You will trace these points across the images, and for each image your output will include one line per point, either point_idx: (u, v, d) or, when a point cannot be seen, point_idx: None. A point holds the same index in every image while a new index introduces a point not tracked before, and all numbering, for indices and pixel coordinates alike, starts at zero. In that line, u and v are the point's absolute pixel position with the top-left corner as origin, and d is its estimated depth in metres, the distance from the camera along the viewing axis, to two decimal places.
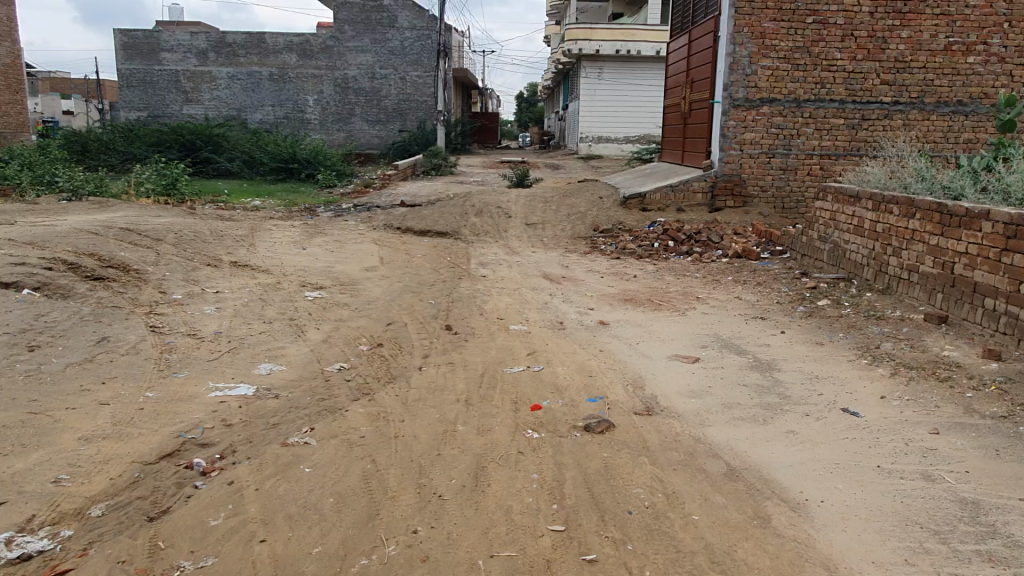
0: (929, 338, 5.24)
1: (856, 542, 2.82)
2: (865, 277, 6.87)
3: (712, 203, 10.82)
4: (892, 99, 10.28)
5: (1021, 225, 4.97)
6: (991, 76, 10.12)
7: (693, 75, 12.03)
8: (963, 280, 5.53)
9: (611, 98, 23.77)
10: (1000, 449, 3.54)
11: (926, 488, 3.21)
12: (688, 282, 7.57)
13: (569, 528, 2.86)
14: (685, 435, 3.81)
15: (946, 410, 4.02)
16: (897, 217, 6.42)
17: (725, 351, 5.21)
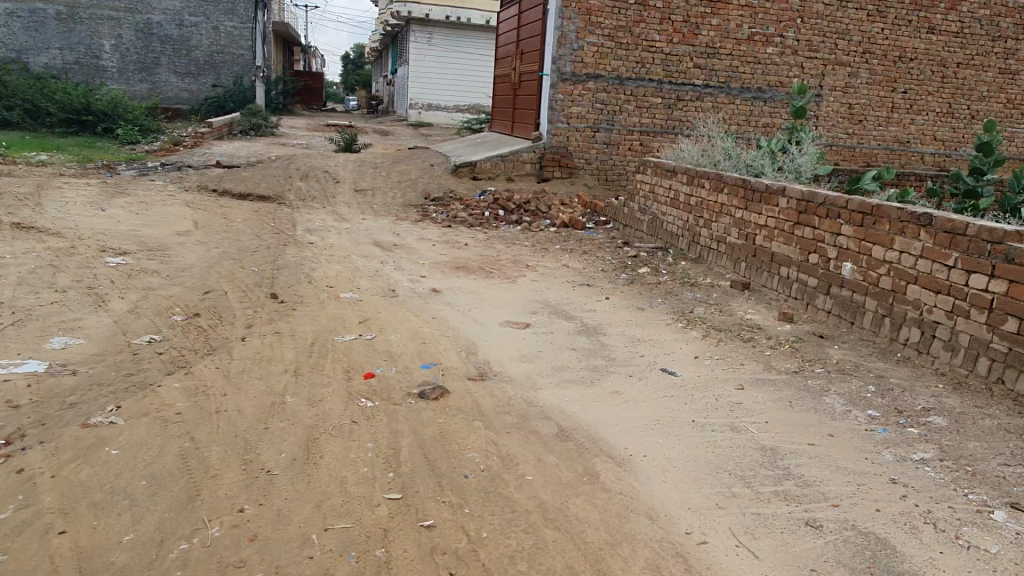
0: (735, 303, 5.74)
1: (674, 492, 3.04)
2: (680, 247, 7.39)
3: (540, 174, 11.10)
4: (703, 82, 11.05)
5: (811, 201, 5.54)
6: (786, 66, 11.20)
7: (523, 46, 12.19)
8: (763, 251, 6.10)
9: (442, 66, 23.51)
10: (793, 401, 3.96)
11: (734, 438, 3.52)
12: (518, 250, 7.73)
13: (406, 496, 2.83)
14: (518, 398, 3.90)
15: (749, 367, 4.43)
16: (708, 192, 6.91)
17: (554, 317, 5.38)
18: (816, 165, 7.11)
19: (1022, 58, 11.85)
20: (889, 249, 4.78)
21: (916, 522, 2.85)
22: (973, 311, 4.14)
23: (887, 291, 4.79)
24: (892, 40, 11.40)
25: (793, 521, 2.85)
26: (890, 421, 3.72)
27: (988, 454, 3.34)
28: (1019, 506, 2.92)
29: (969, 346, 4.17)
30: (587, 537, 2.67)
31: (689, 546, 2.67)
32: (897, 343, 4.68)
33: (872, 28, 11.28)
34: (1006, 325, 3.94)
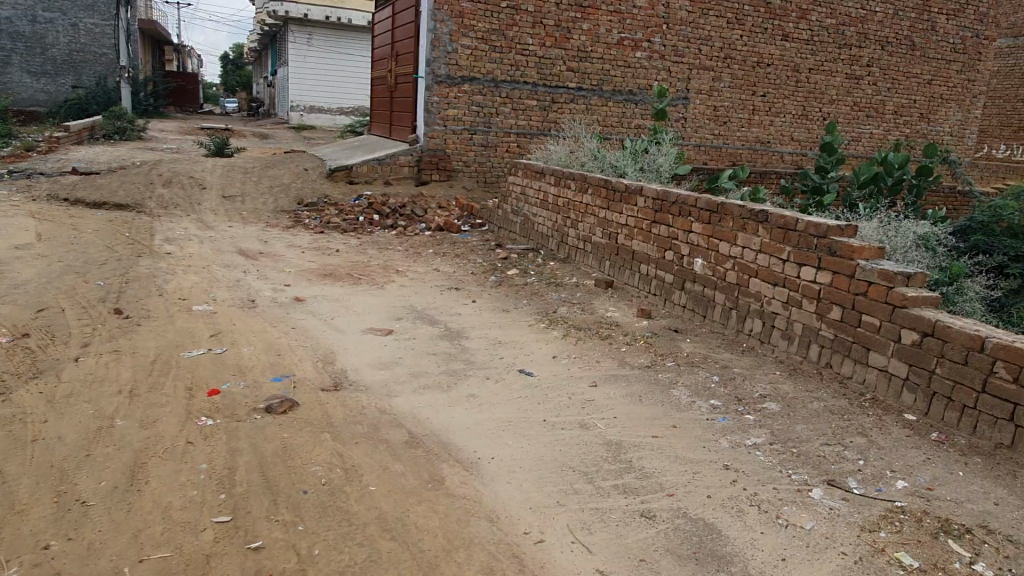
0: (597, 301, 5.89)
1: (517, 492, 3.07)
2: (549, 248, 7.52)
3: (419, 177, 11.00)
4: (576, 85, 11.28)
5: (664, 201, 5.76)
6: (654, 70, 11.61)
7: (397, 48, 12.06)
8: (624, 249, 6.29)
9: (321, 67, 22.91)
10: (642, 395, 4.09)
11: (581, 435, 3.60)
12: (390, 255, 7.62)
13: (235, 518, 2.71)
14: (371, 407, 3.83)
15: (604, 363, 4.55)
16: (573, 192, 7.06)
17: (419, 322, 5.34)
18: (676, 165, 7.40)
19: (865, 64, 12.81)
20: (733, 245, 5.04)
21: (742, 505, 2.99)
22: (805, 301, 4.43)
23: (733, 284, 5.04)
24: (750, 47, 12.05)
25: (629, 512, 2.93)
26: (729, 409, 3.91)
27: (812, 436, 3.56)
28: (835, 482, 3.14)
29: (802, 334, 4.46)
30: (423, 545, 2.65)
31: (526, 546, 2.70)
32: (743, 333, 4.94)
33: (732, 35, 11.89)
34: (833, 314, 4.23)
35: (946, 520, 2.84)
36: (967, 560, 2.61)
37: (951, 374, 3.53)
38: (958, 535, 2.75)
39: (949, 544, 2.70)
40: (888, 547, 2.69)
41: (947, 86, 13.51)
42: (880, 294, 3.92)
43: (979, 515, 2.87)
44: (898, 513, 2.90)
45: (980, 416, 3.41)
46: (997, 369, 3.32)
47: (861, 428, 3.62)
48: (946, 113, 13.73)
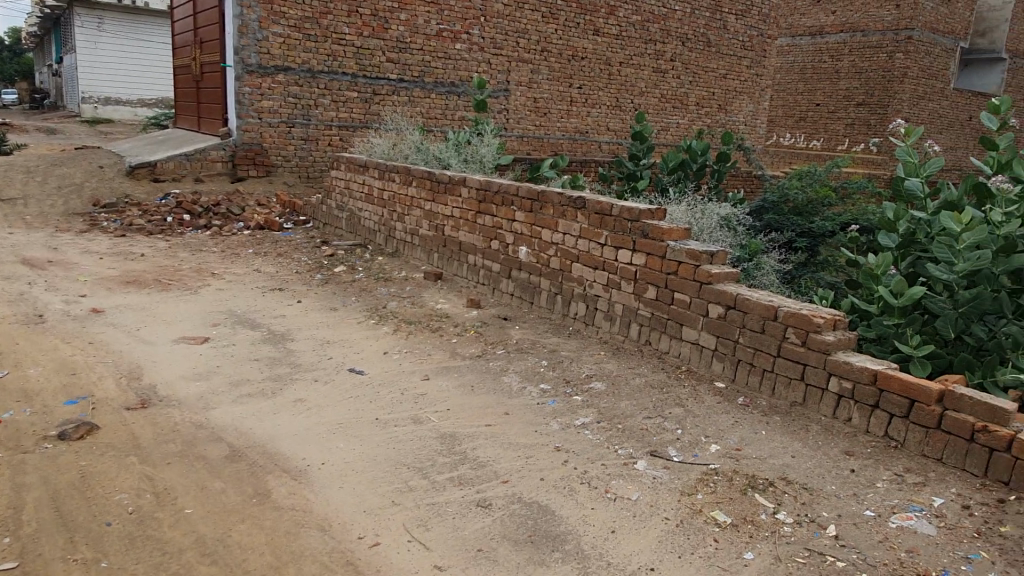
0: (427, 294, 5.84)
1: (350, 496, 2.96)
2: (377, 242, 7.37)
3: (233, 173, 10.26)
4: (398, 76, 11.09)
5: (487, 191, 5.80)
6: (474, 62, 11.71)
7: (201, 35, 11.25)
8: (451, 240, 6.29)
9: (116, 55, 20.83)
10: (475, 385, 4.10)
11: (415, 430, 3.54)
12: (204, 258, 7.08)
13: (22, 564, 2.38)
14: (185, 423, 3.54)
15: (436, 356, 4.52)
16: (398, 185, 6.95)
17: (238, 327, 5.00)
18: (499, 156, 7.51)
19: (669, 59, 13.72)
20: (555, 232, 5.18)
21: (573, 484, 3.08)
22: (624, 283, 4.65)
23: (557, 270, 5.19)
24: (564, 41, 12.49)
25: (465, 504, 2.92)
26: (558, 392, 4.01)
27: (635, 410, 3.74)
28: (656, 452, 3.32)
29: (622, 314, 4.69)
30: (248, 565, 2.47)
31: (360, 551, 2.61)
32: (569, 317, 5.11)
33: (547, 29, 12.26)
34: (648, 293, 4.48)
35: (753, 477, 3.09)
36: (771, 510, 2.86)
37: (751, 342, 3.86)
38: (763, 489, 3.00)
39: (756, 497, 2.94)
40: (705, 507, 2.89)
41: (740, 79, 14.82)
42: (689, 273, 4.20)
43: (780, 468, 3.16)
44: (712, 475, 3.12)
45: (777, 378, 3.76)
46: (789, 334, 3.67)
47: (677, 398, 3.86)
48: (741, 105, 15.08)
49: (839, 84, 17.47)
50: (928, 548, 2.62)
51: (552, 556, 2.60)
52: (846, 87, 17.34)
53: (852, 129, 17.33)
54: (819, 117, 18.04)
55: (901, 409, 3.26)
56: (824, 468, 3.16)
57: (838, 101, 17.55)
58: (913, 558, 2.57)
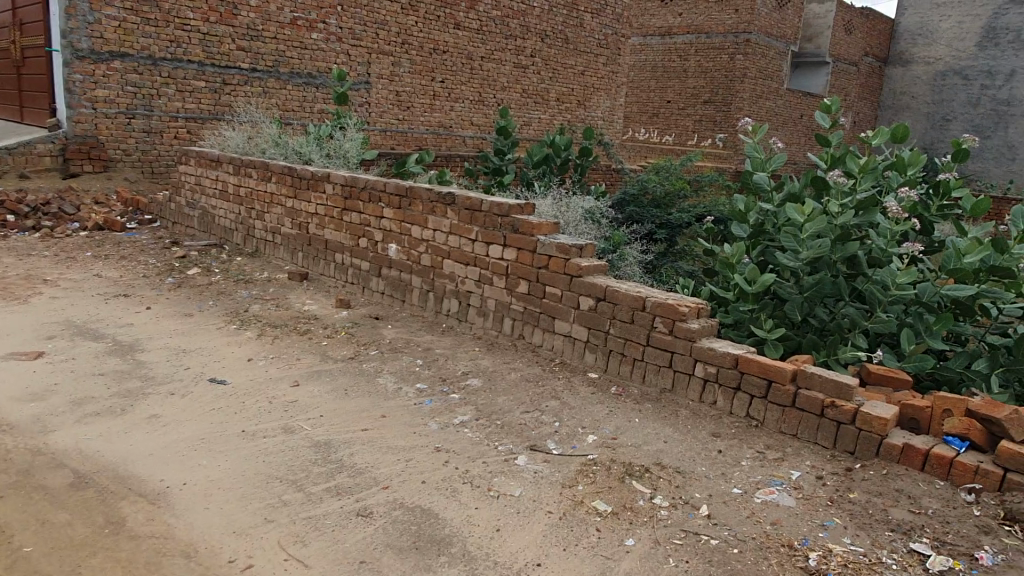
0: (292, 295, 5.58)
1: (217, 516, 2.76)
2: (235, 242, 6.97)
3: (65, 169, 9.29)
4: (250, 66, 10.50)
5: (353, 187, 5.62)
6: (332, 53, 11.31)
7: (21, 15, 10.14)
8: (316, 239, 6.04)
9: None
10: (348, 388, 3.96)
11: (285, 440, 3.36)
12: (34, 263, 6.38)
13: None
14: (20, 450, 3.16)
15: (305, 360, 4.32)
16: (256, 181, 6.58)
17: (78, 339, 4.54)
18: (362, 151, 7.30)
19: (529, 55, 13.93)
20: (425, 229, 5.10)
21: (455, 484, 3.04)
22: (495, 278, 4.65)
23: (428, 267, 5.12)
24: (425, 33, 12.35)
25: (344, 514, 2.80)
26: (435, 391, 3.95)
27: (513, 406, 3.75)
28: (536, 446, 3.34)
29: (496, 310, 4.69)
30: None
31: None
32: (442, 314, 5.06)
33: (407, 21, 12.06)
34: (521, 288, 4.50)
35: (629, 464, 3.18)
36: (648, 496, 2.96)
37: (621, 333, 3.98)
38: (639, 475, 3.10)
39: (633, 484, 3.03)
40: (586, 498, 2.94)
41: (596, 77, 15.30)
42: (560, 267, 4.26)
43: (654, 454, 3.27)
44: (591, 465, 3.18)
45: (647, 366, 3.89)
46: (656, 323, 3.81)
47: (553, 391, 3.91)
48: (599, 100, 15.57)
49: (687, 82, 16.71)
50: (789, 519, 2.81)
51: (438, 561, 2.55)
52: (692, 85, 16.59)
53: (700, 126, 16.62)
54: (670, 114, 17.24)
55: (760, 390, 3.47)
56: (694, 451, 3.31)
57: (687, 98, 16.80)
58: (777, 530, 2.74)
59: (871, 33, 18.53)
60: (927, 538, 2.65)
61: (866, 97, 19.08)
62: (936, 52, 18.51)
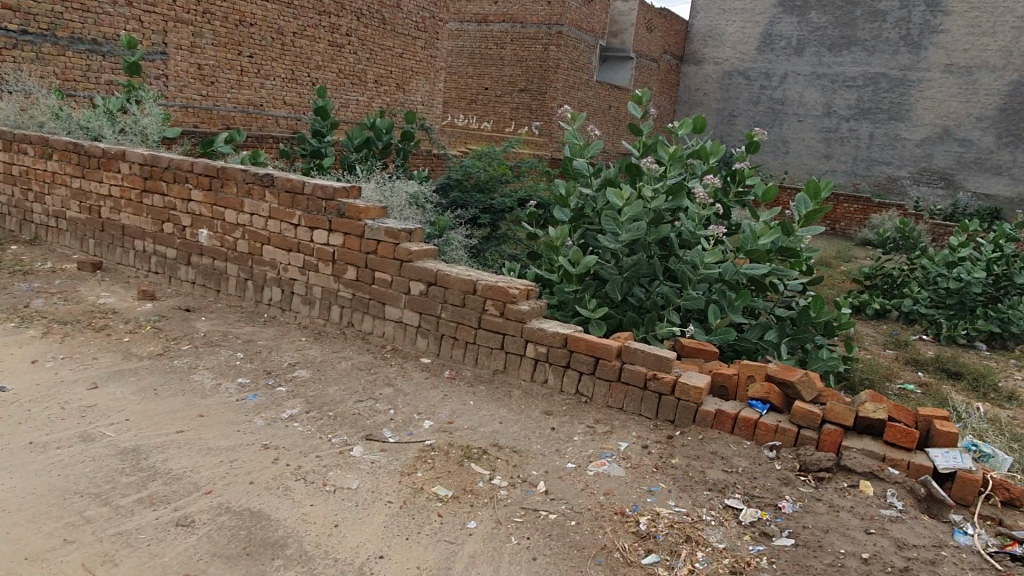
0: (84, 287, 4.97)
1: (4, 543, 2.39)
2: (8, 228, 6.10)
3: None
4: (17, 27, 8.19)
5: (154, 166, 5.10)
6: (121, 18, 9.23)
7: None
8: (111, 224, 5.43)
9: None
10: (157, 388, 3.60)
11: (85, 450, 2.98)
12: None
13: None
14: None
15: (104, 359, 3.87)
16: (33, 158, 5.80)
17: None
18: (163, 128, 6.65)
19: (344, 34, 12.69)
20: (240, 213, 4.75)
21: (287, 482, 2.87)
22: (321, 265, 4.45)
23: (245, 254, 4.78)
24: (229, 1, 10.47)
25: (161, 526, 2.54)
26: (259, 385, 3.70)
27: (345, 396, 3.60)
28: (371, 436, 3.24)
29: (322, 297, 4.49)
30: None
31: None
32: (262, 304, 4.76)
33: None
34: (348, 274, 4.34)
35: (467, 447, 3.18)
36: (488, 477, 2.97)
37: (454, 317, 3.96)
38: (478, 457, 3.11)
39: (472, 467, 3.03)
40: (426, 484, 2.90)
41: (415, 59, 14.35)
42: (388, 252, 4.15)
43: (491, 436, 3.30)
44: (429, 451, 3.14)
45: (480, 349, 3.92)
46: (488, 306, 3.84)
47: (386, 378, 3.82)
48: (417, 85, 14.69)
49: (504, 70, 16.91)
50: (620, 488, 2.96)
51: (273, 565, 2.39)
52: (509, 73, 16.84)
53: (517, 113, 16.93)
54: (488, 100, 17.35)
55: (588, 367, 3.61)
56: (529, 430, 3.37)
57: (504, 86, 17.00)
58: (610, 500, 2.88)
59: (669, 31, 19.90)
60: (739, 493, 2.90)
61: (666, 91, 20.43)
62: (723, 53, 20.28)
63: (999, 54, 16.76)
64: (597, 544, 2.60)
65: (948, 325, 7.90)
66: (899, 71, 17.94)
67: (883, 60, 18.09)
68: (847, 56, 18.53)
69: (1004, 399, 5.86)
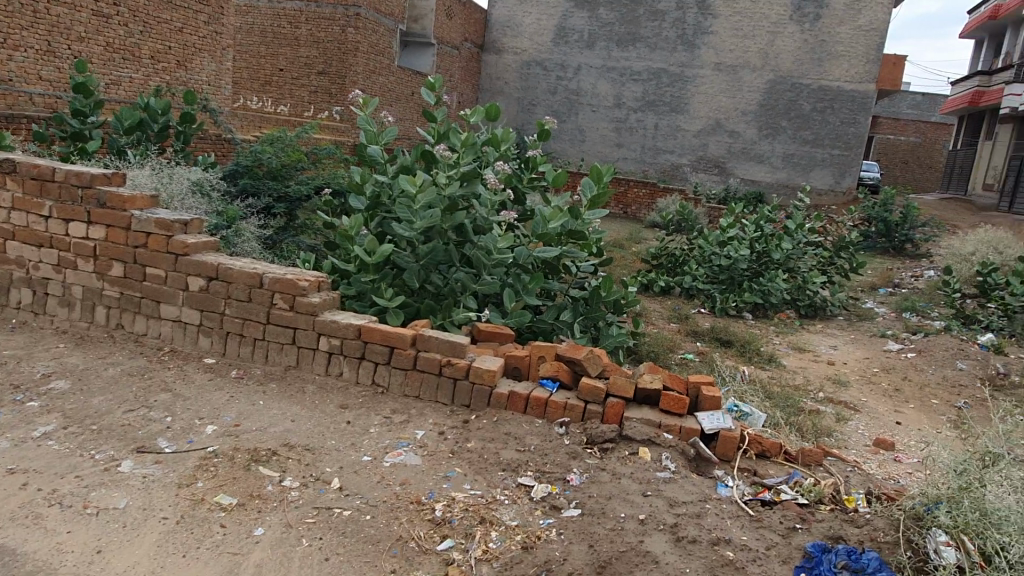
0: None
1: None
2: None
3: None
4: None
5: None
6: None
7: None
8: None
9: None
10: None
11: None
12: None
13: None
14: None
15: None
16: None
17: None
18: None
19: (112, 2, 9.91)
20: None
21: (39, 510, 2.53)
22: (79, 262, 3.98)
23: None
24: None
25: None
26: (3, 401, 3.22)
27: (112, 406, 3.25)
28: (144, 448, 2.95)
29: (83, 298, 4.02)
30: None
31: None
32: (9, 308, 4.18)
33: None
34: (113, 271, 3.92)
35: (255, 450, 2.99)
36: (277, 479, 2.82)
37: (239, 313, 3.72)
38: (267, 459, 2.94)
39: (260, 470, 2.86)
40: (207, 494, 2.69)
41: (197, 35, 11.56)
42: (161, 245, 3.80)
43: (282, 436, 3.14)
44: (211, 458, 2.92)
45: (269, 345, 3.71)
46: (276, 300, 3.64)
47: (162, 383, 3.50)
48: (200, 63, 11.73)
49: (299, 51, 16.10)
50: (416, 477, 2.94)
51: None
52: (305, 55, 16.04)
53: (315, 97, 16.14)
54: (284, 82, 16.40)
55: (383, 357, 3.56)
56: (323, 426, 3.26)
57: (299, 68, 16.17)
58: (406, 490, 2.85)
59: (469, 20, 20.05)
60: (531, 471, 3.00)
61: (468, 79, 20.59)
62: (521, 44, 20.83)
63: (758, 55, 18.85)
64: (392, 537, 2.56)
65: (720, 298, 8.77)
66: (678, 67, 19.54)
67: (663, 57, 19.59)
68: (633, 52, 19.85)
69: (765, 361, 6.65)
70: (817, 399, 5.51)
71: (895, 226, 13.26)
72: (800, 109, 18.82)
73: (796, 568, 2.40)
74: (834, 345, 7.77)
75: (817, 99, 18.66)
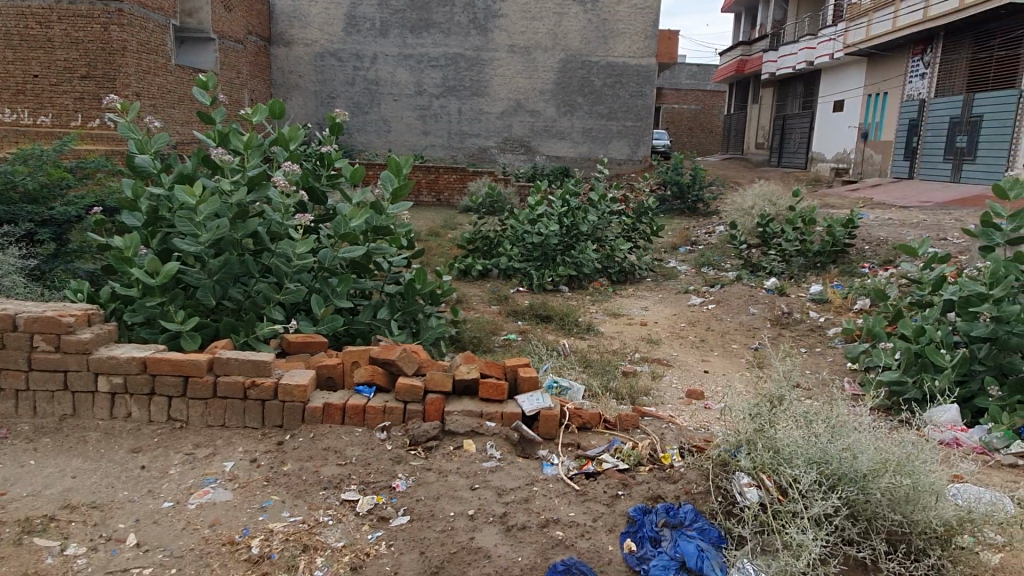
0: None
1: None
2: None
3: None
4: None
5: None
6: None
7: None
8: None
9: None
10: None
11: None
12: None
13: None
14: None
15: None
16: None
17: None
18: None
19: None
20: None
21: None
22: None
23: None
24: None
25: None
26: None
27: None
28: None
29: None
30: None
31: None
32: None
33: None
34: None
35: (26, 520, 2.59)
36: (58, 549, 2.45)
37: None
38: (43, 528, 2.55)
39: (36, 543, 2.47)
40: None
41: None
42: None
43: (60, 497, 2.74)
44: None
45: (37, 395, 3.32)
46: (37, 342, 3.28)
47: None
48: None
49: (55, 54, 14.34)
50: (227, 515, 2.67)
51: None
52: (63, 58, 14.32)
53: (81, 104, 14.52)
54: (40, 90, 14.54)
55: (178, 389, 3.25)
56: (111, 477, 2.89)
57: (58, 72, 14.41)
58: (215, 531, 2.57)
59: (251, 11, 18.79)
60: (354, 485, 2.85)
61: (257, 75, 19.33)
62: (310, 35, 19.91)
63: (548, 36, 19.54)
64: None
65: (537, 275, 8.98)
66: (473, 51, 19.72)
67: (458, 42, 19.68)
68: (427, 38, 19.73)
69: (583, 331, 6.90)
70: (634, 360, 5.80)
71: (687, 188, 14.31)
72: (592, 86, 19.75)
73: (621, 535, 2.48)
74: (644, 306, 8.24)
75: (606, 75, 19.69)
